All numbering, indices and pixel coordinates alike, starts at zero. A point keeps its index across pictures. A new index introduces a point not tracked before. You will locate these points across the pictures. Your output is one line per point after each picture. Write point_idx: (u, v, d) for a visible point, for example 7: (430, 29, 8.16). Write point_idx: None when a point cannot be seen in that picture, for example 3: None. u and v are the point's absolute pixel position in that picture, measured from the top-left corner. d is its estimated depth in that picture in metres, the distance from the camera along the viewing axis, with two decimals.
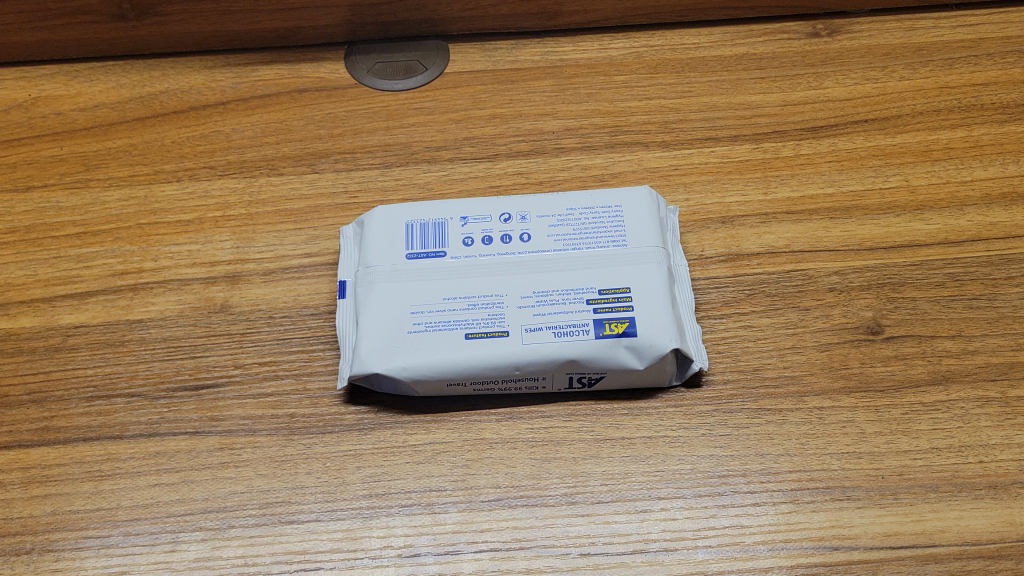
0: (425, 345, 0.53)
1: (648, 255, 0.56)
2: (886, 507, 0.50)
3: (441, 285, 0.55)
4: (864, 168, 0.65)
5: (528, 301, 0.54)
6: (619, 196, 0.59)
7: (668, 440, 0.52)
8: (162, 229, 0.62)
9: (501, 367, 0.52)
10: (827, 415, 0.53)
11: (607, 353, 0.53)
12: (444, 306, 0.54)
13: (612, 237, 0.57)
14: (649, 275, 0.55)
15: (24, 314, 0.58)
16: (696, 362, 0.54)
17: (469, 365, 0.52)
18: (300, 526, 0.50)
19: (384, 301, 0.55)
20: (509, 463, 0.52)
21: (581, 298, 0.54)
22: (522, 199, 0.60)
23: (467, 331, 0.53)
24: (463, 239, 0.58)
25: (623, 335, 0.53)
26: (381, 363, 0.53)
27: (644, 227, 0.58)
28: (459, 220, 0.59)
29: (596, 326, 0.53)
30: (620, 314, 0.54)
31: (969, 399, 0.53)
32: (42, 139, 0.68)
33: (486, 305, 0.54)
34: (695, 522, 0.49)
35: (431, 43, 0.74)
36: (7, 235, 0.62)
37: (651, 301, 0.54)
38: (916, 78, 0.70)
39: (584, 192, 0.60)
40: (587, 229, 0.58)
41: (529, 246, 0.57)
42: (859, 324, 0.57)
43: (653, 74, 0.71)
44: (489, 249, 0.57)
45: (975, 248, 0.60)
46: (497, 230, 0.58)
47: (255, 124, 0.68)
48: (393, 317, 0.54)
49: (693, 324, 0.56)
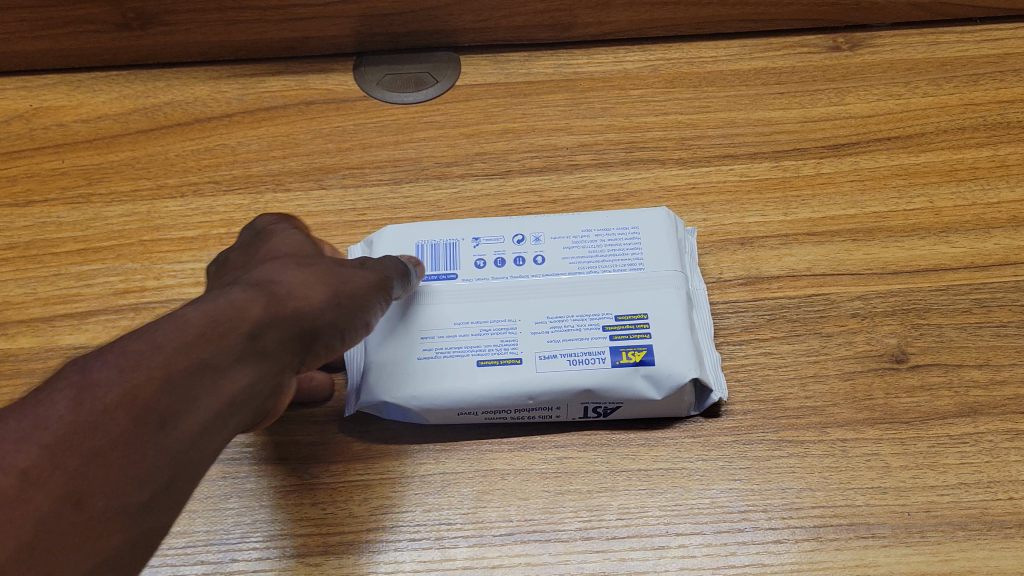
0: (435, 373, 0.51)
1: (666, 278, 0.54)
2: (913, 545, 0.48)
3: (451, 309, 0.54)
4: (887, 189, 0.63)
5: (542, 326, 0.52)
6: (635, 216, 0.58)
7: (686, 472, 0.51)
8: (166, 246, 0.61)
9: (513, 396, 0.51)
10: (851, 448, 0.51)
11: (624, 382, 0.51)
12: (456, 331, 0.53)
13: (629, 260, 0.55)
14: (667, 299, 0.53)
15: (23, 334, 0.57)
16: (715, 391, 0.52)
17: (481, 395, 0.51)
18: (305, 560, 0.48)
19: (393, 325, 0.53)
20: (522, 495, 0.50)
21: (597, 325, 0.52)
22: (535, 219, 0.58)
23: (479, 358, 0.52)
24: (475, 260, 0.56)
25: (640, 364, 0.51)
26: (390, 392, 0.51)
27: (661, 250, 0.56)
28: (471, 241, 0.57)
29: (612, 354, 0.51)
30: (638, 342, 0.52)
31: (998, 432, 0.52)
32: (43, 152, 0.66)
33: (499, 330, 0.52)
34: (714, 559, 0.48)
35: (442, 55, 0.72)
36: (7, 251, 0.61)
37: (669, 327, 0.52)
38: (940, 94, 0.68)
39: (599, 212, 0.58)
40: (603, 251, 0.56)
41: (543, 268, 0.55)
42: (883, 351, 0.55)
43: (670, 88, 0.69)
44: (502, 272, 0.55)
45: (1002, 272, 0.58)
46: (509, 251, 0.56)
47: (261, 138, 0.67)
48: (402, 342, 0.52)
49: (713, 351, 0.54)
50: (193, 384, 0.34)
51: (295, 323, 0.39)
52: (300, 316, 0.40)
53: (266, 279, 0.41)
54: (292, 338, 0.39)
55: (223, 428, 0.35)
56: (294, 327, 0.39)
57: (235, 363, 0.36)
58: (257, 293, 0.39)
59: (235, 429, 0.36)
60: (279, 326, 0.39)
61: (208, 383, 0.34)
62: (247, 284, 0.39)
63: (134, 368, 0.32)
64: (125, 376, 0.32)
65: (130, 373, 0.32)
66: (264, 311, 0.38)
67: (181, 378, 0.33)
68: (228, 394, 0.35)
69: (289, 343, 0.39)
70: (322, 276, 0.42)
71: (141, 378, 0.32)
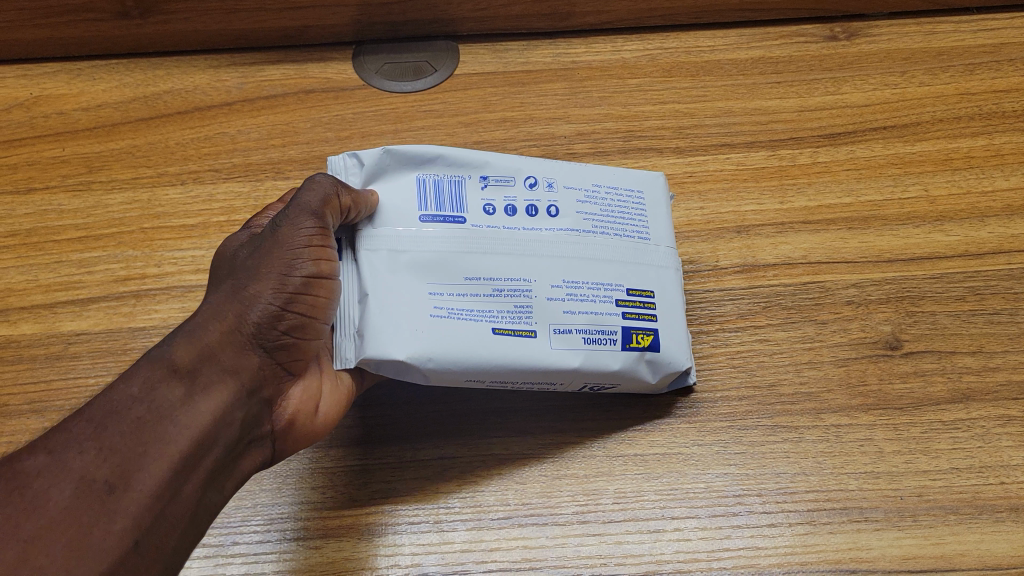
0: (447, 332, 0.46)
1: (668, 256, 0.53)
2: (906, 529, 0.48)
3: (462, 260, 0.48)
4: (883, 177, 0.63)
5: (558, 291, 0.49)
6: (639, 181, 0.55)
7: (682, 457, 0.51)
8: (166, 234, 0.61)
9: (528, 370, 0.47)
10: (845, 433, 0.52)
11: (632, 364, 0.49)
12: (468, 288, 0.48)
13: (637, 228, 0.52)
14: (669, 282, 0.52)
15: (25, 321, 0.57)
16: (695, 375, 0.53)
17: (496, 365, 0.46)
18: (304, 543, 0.49)
19: (400, 270, 0.47)
20: (520, 480, 0.51)
21: (611, 298, 0.50)
22: (545, 164, 0.53)
23: (494, 324, 0.47)
24: (485, 205, 0.50)
25: (647, 349, 0.50)
26: (403, 350, 0.45)
27: (663, 224, 0.54)
28: (478, 181, 0.51)
29: (625, 335, 0.49)
30: (645, 324, 0.50)
31: (990, 418, 0.52)
32: (44, 140, 0.67)
33: (513, 292, 0.48)
34: (709, 542, 0.48)
35: (441, 43, 0.72)
36: (8, 239, 0.61)
37: (671, 312, 0.51)
38: (936, 83, 0.68)
39: (603, 167, 0.54)
40: (613, 213, 0.53)
41: (558, 221, 0.51)
42: (878, 338, 0.56)
43: (667, 77, 0.69)
44: (515, 221, 0.50)
45: (996, 260, 0.59)
46: (521, 199, 0.51)
47: (261, 126, 0.67)
48: (410, 291, 0.47)
49: (689, 332, 0.55)
50: (142, 441, 0.37)
51: (248, 320, 0.41)
52: (244, 314, 0.41)
53: (207, 303, 0.42)
54: (246, 342, 0.42)
55: (196, 463, 0.39)
56: (245, 327, 0.41)
57: (182, 408, 0.39)
58: (210, 316, 0.41)
59: (216, 456, 0.40)
60: (221, 344, 0.41)
61: (156, 435, 0.38)
62: (189, 320, 0.42)
63: (84, 449, 0.36)
64: (77, 457, 0.36)
65: (80, 454, 0.36)
66: (201, 343, 0.40)
67: (129, 441, 0.37)
68: (184, 435, 0.38)
69: (241, 351, 0.42)
70: (261, 263, 0.43)
71: (95, 455, 0.36)
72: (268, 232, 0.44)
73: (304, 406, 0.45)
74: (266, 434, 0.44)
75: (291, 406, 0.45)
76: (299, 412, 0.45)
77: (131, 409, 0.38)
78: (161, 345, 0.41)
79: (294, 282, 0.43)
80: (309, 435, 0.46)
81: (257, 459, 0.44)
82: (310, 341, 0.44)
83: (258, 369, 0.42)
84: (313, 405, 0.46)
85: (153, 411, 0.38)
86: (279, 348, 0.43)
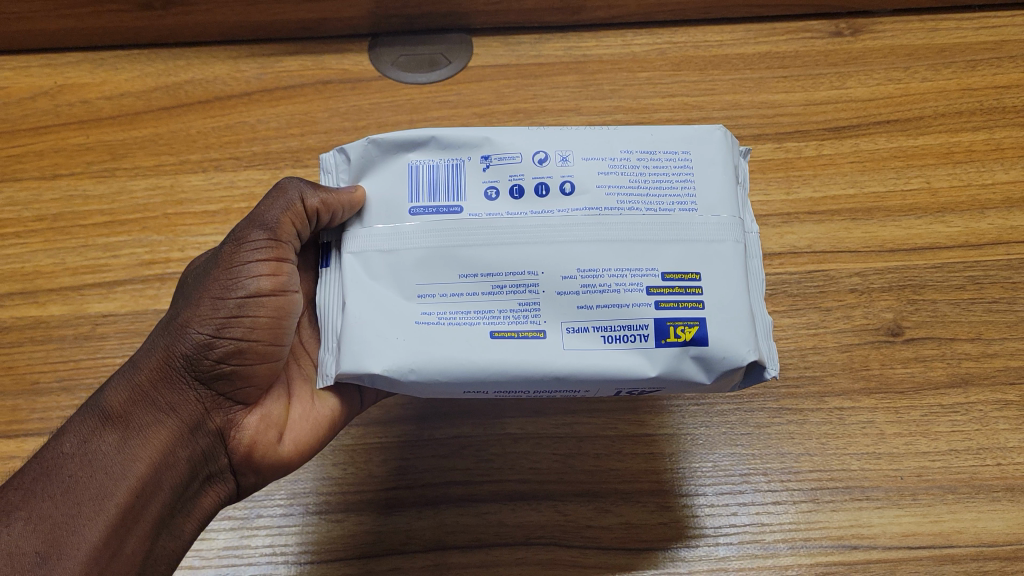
0: (437, 340, 0.41)
1: (722, 228, 0.43)
2: (905, 507, 0.51)
3: (454, 256, 0.43)
4: (886, 170, 0.65)
5: (570, 284, 0.42)
6: (685, 138, 0.45)
7: (690, 438, 0.53)
8: (189, 219, 0.64)
9: (535, 377, 0.41)
10: (848, 416, 0.54)
11: (670, 365, 0.41)
12: (461, 288, 0.42)
13: (678, 196, 0.43)
14: (722, 258, 0.43)
15: (54, 302, 0.61)
16: (767, 370, 0.43)
17: (494, 374, 0.41)
18: (326, 517, 0.51)
19: (383, 274, 0.43)
20: (533, 458, 0.53)
21: (640, 284, 0.42)
22: (561, 134, 0.45)
23: (493, 327, 0.41)
24: (487, 188, 0.44)
25: (690, 343, 0.41)
26: (382, 363, 0.41)
27: (715, 186, 0.44)
28: (479, 162, 0.45)
29: (656, 330, 0.41)
30: (688, 314, 0.41)
31: (987, 402, 0.54)
32: (69, 128, 0.69)
33: (515, 290, 0.42)
34: (716, 519, 0.51)
35: (455, 36, 0.73)
36: (36, 223, 0.65)
37: (723, 296, 0.42)
38: (938, 79, 0.70)
39: (639, 128, 0.46)
40: (647, 181, 0.44)
41: (574, 200, 0.43)
42: (880, 325, 0.57)
43: (676, 71, 0.71)
44: (520, 204, 0.44)
45: (995, 251, 0.61)
46: (528, 177, 0.44)
47: (280, 115, 0.69)
48: (393, 298, 0.43)
49: (765, 313, 0.44)
50: (76, 501, 0.38)
51: (177, 355, 0.42)
52: (175, 348, 0.42)
53: (148, 341, 0.44)
54: (180, 378, 0.42)
55: (137, 514, 0.40)
56: (176, 362, 0.42)
57: (115, 459, 0.40)
58: (147, 356, 0.43)
59: (158, 505, 0.41)
60: (154, 384, 0.42)
61: (88, 493, 0.39)
62: (128, 362, 0.43)
63: (13, 520, 0.37)
64: (7, 529, 0.37)
65: (7, 528, 0.37)
66: (134, 387, 0.42)
67: (60, 503, 0.38)
68: (120, 488, 0.39)
69: (176, 390, 0.43)
70: (201, 286, 0.43)
71: (25, 527, 0.37)
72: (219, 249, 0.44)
73: (260, 433, 0.46)
74: (220, 470, 0.45)
75: (246, 435, 0.45)
76: (257, 440, 0.46)
77: (65, 466, 0.39)
78: (98, 394, 0.42)
79: (229, 304, 0.42)
80: (272, 463, 0.46)
81: (215, 497, 0.45)
82: (257, 367, 0.44)
83: (198, 405, 0.43)
84: (275, 433, 0.46)
85: (85, 466, 0.39)
86: (218, 380, 0.43)
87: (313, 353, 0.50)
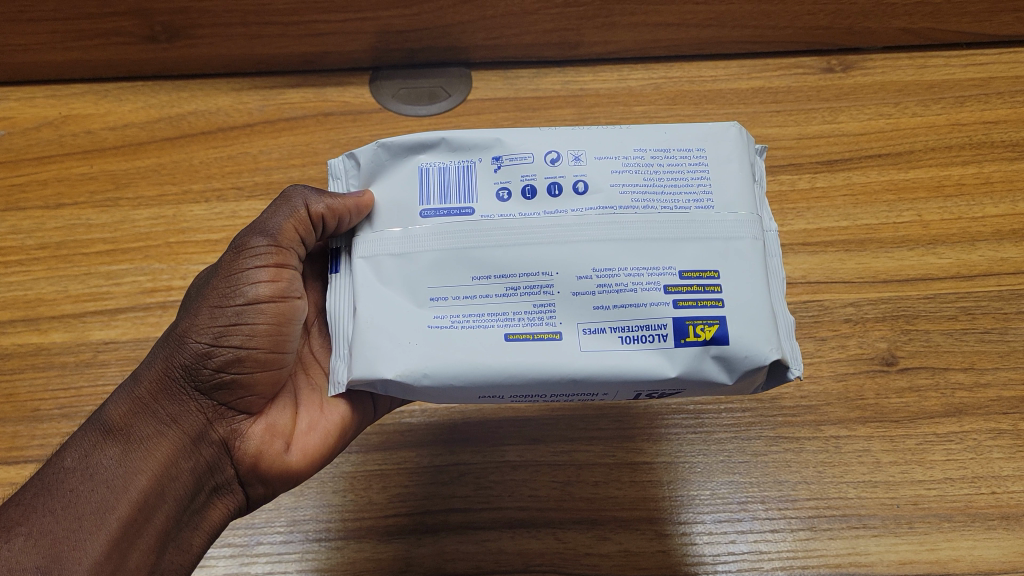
0: (451, 343, 0.42)
1: (739, 224, 0.44)
2: (902, 535, 0.51)
3: (467, 258, 0.43)
4: (878, 203, 0.66)
5: (585, 284, 0.42)
6: (698, 137, 0.46)
7: (689, 466, 0.54)
8: (191, 248, 0.65)
9: (555, 380, 0.41)
10: (844, 444, 0.54)
11: (691, 365, 0.41)
12: (474, 290, 0.43)
13: (694, 194, 0.44)
14: (740, 255, 0.43)
15: (55, 329, 0.61)
16: (791, 370, 0.43)
17: (510, 375, 0.41)
18: (326, 543, 0.51)
19: (395, 279, 0.44)
20: (532, 485, 0.53)
21: (657, 283, 0.42)
22: (573, 135, 0.46)
23: (507, 330, 0.42)
24: (499, 188, 0.45)
25: (710, 343, 0.41)
26: (395, 368, 0.42)
27: (732, 183, 0.45)
28: (491, 163, 0.46)
29: (675, 330, 0.41)
30: (707, 313, 0.42)
31: (981, 431, 0.55)
32: (73, 157, 0.70)
33: (530, 291, 0.42)
34: (714, 547, 0.51)
35: (455, 69, 0.74)
36: (39, 251, 0.65)
37: (742, 295, 0.42)
38: (928, 114, 0.71)
39: (651, 128, 0.47)
40: (660, 179, 0.45)
41: (587, 199, 0.44)
42: (874, 354, 0.58)
43: (672, 105, 0.72)
44: (533, 204, 0.44)
45: (986, 282, 0.62)
46: (541, 177, 0.45)
47: (282, 146, 0.70)
48: (404, 303, 0.43)
49: (786, 313, 0.45)
50: (78, 515, 0.39)
51: (176, 365, 0.43)
52: (174, 358, 0.43)
53: (150, 354, 0.44)
54: (180, 389, 0.43)
55: (139, 528, 0.40)
56: (175, 372, 0.43)
57: (116, 472, 0.40)
58: (147, 370, 0.43)
59: (161, 518, 0.41)
60: (154, 395, 0.42)
61: (89, 507, 0.39)
62: (131, 376, 0.44)
63: (14, 536, 0.37)
64: (8, 545, 0.37)
65: (7, 543, 0.37)
66: (134, 399, 0.42)
67: (61, 519, 0.38)
68: (122, 501, 0.39)
69: (177, 401, 0.43)
70: (201, 297, 0.44)
71: (26, 543, 0.37)
72: (221, 257, 0.45)
73: (266, 443, 0.46)
74: (226, 481, 0.45)
75: (251, 445, 0.45)
76: (263, 452, 0.46)
77: (66, 481, 0.40)
78: (101, 409, 0.43)
79: (227, 312, 0.43)
80: (280, 472, 0.46)
81: (224, 509, 0.46)
82: (258, 375, 0.44)
83: (199, 416, 0.43)
84: (281, 442, 0.46)
85: (86, 480, 0.40)
86: (219, 389, 0.43)
87: (322, 362, 0.51)
